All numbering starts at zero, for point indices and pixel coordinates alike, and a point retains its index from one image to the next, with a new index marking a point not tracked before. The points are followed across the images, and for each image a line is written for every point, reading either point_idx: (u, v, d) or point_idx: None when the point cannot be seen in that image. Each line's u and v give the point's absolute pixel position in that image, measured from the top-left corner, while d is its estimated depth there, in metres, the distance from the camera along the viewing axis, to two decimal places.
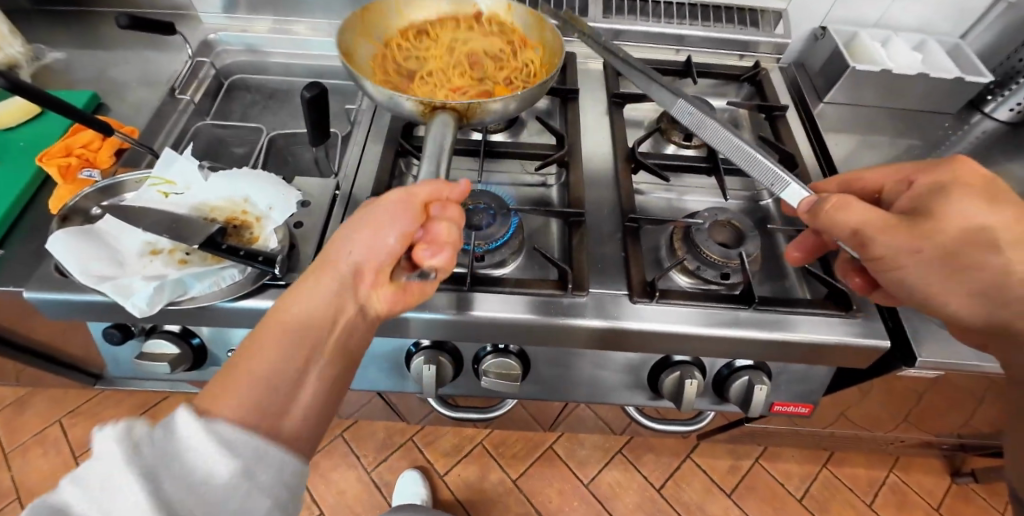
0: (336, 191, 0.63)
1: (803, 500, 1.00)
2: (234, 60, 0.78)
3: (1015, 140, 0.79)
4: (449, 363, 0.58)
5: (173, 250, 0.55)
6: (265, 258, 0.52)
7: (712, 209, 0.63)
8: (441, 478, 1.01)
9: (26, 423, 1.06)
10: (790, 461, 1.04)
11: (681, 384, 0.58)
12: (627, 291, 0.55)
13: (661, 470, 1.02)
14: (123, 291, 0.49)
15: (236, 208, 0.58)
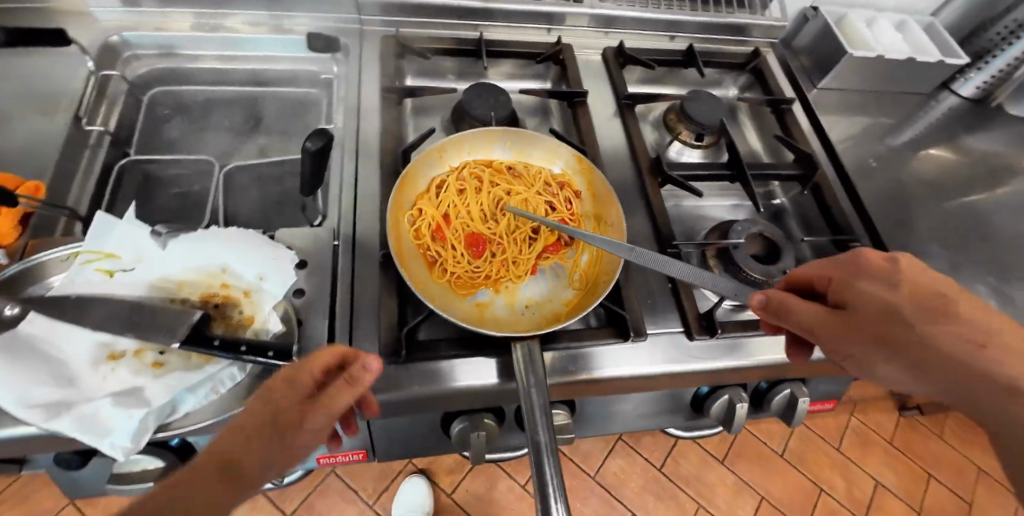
0: (336, 242, 0.52)
1: (784, 454, 1.08)
2: (160, 68, 0.64)
3: (977, 115, 0.83)
4: (494, 424, 0.54)
5: (141, 350, 0.43)
6: (276, 352, 0.43)
7: (744, 220, 0.60)
8: (448, 497, 0.95)
9: None
10: (771, 421, 1.11)
11: (731, 408, 0.58)
12: (684, 329, 0.53)
13: (660, 449, 1.06)
14: (92, 429, 0.38)
15: (214, 281, 0.47)
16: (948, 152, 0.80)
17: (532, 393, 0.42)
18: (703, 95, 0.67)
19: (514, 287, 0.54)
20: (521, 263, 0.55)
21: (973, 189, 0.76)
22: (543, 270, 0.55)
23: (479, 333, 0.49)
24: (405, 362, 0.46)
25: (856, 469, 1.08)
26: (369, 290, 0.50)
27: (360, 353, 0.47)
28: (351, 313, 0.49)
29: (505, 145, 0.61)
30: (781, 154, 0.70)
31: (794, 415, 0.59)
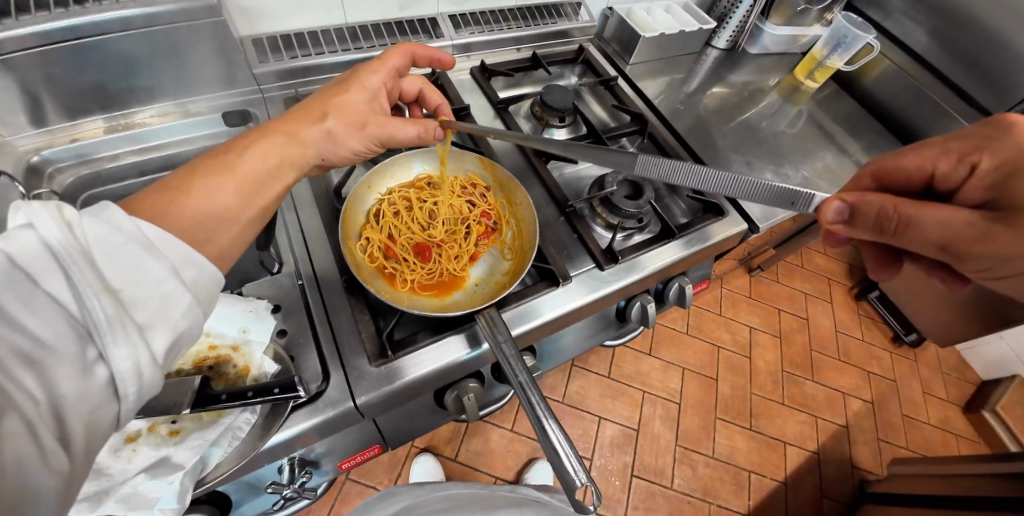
0: (299, 281, 0.68)
1: (687, 330, 1.41)
2: (93, 172, 0.69)
3: (732, 55, 1.17)
4: (477, 388, 0.75)
5: (157, 425, 0.54)
6: (280, 387, 0.55)
7: (612, 173, 0.83)
8: (454, 459, 1.14)
9: None
10: (673, 311, 1.43)
11: (644, 309, 0.84)
12: (595, 263, 0.75)
13: (604, 360, 1.31)
14: (141, 503, 0.51)
15: (202, 345, 0.57)
16: (722, 83, 1.12)
17: (503, 347, 0.62)
18: (555, 88, 0.88)
19: (465, 275, 0.74)
20: (463, 255, 0.75)
21: (742, 107, 1.09)
22: (481, 253, 0.76)
23: (442, 320, 0.68)
24: (392, 360, 0.63)
25: (735, 324, 1.44)
26: (345, 318, 0.66)
27: (354, 368, 0.63)
28: (334, 339, 0.64)
29: (420, 164, 0.78)
30: (619, 116, 0.94)
31: (685, 300, 0.85)
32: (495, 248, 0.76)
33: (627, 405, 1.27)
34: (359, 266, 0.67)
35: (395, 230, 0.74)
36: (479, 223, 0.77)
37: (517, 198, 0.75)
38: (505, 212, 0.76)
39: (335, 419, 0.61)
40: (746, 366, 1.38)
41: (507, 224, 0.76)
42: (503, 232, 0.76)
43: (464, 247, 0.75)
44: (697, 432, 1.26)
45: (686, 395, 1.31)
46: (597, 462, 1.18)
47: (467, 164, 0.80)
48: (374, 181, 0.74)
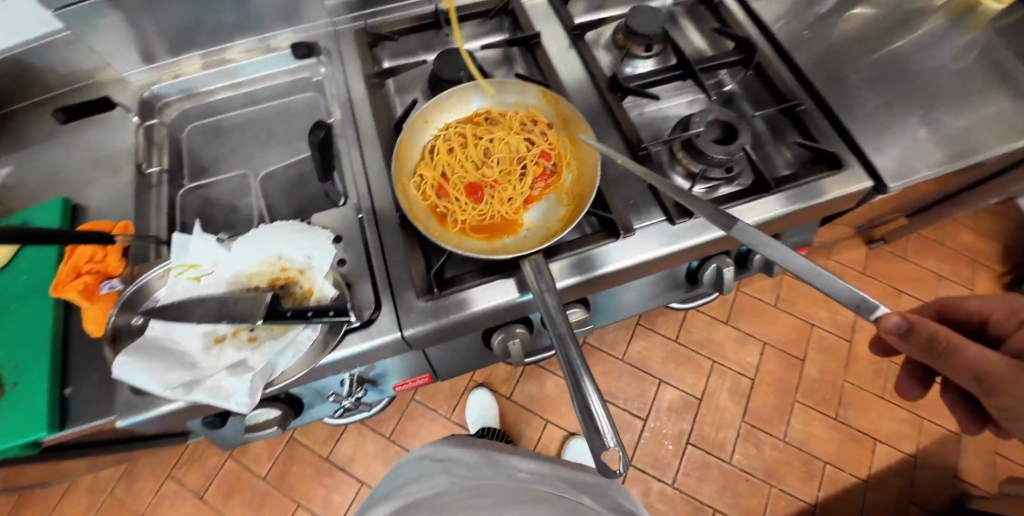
0: (359, 216, 0.66)
1: (778, 303, 1.27)
2: (196, 104, 0.75)
3: None
4: (526, 332, 0.68)
5: (238, 331, 0.58)
6: (336, 310, 0.57)
7: (701, 111, 0.71)
8: (507, 397, 1.17)
9: (142, 489, 1.15)
10: (763, 279, 1.29)
11: (720, 273, 0.74)
12: (666, 216, 0.65)
13: (673, 323, 1.25)
14: (221, 393, 0.54)
15: (274, 267, 0.61)
16: (864, 6, 0.90)
17: (546, 296, 0.54)
18: (642, 10, 0.77)
19: (517, 222, 0.66)
20: (516, 199, 0.67)
21: (889, 37, 0.86)
22: (537, 197, 0.67)
23: (491, 263, 0.62)
24: (438, 298, 0.59)
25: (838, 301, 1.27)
26: (395, 249, 0.63)
27: (403, 302, 0.60)
28: (386, 271, 0.62)
29: (478, 98, 0.70)
30: (721, 43, 0.81)
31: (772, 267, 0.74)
32: (555, 194, 0.67)
33: (693, 372, 1.20)
34: (409, 201, 0.62)
35: (446, 167, 0.67)
36: (536, 165, 0.68)
37: (581, 138, 0.65)
38: (567, 152, 0.66)
39: (382, 349, 0.60)
40: (842, 350, 1.22)
41: (569, 168, 0.66)
42: (563, 175, 0.66)
43: (520, 190, 0.67)
44: (768, 411, 1.17)
45: (763, 371, 1.21)
46: (651, 424, 1.16)
47: (529, 98, 0.70)
48: (429, 113, 0.69)
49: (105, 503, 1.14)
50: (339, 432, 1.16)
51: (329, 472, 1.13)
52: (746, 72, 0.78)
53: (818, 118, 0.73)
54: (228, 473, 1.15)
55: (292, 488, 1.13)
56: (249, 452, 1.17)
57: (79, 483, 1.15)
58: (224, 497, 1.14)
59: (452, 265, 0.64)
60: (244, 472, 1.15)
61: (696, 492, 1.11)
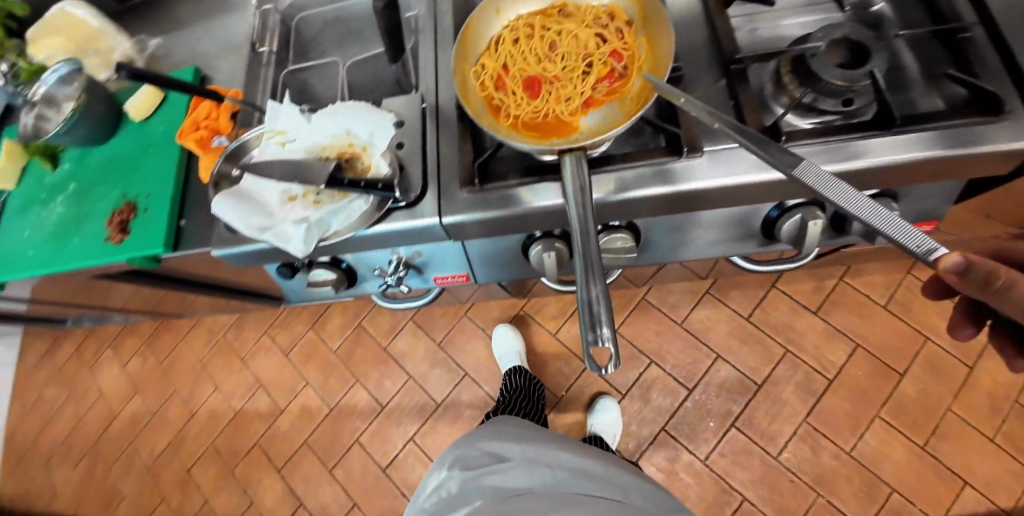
0: (423, 105, 0.69)
1: (888, 305, 1.09)
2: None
3: None
4: (564, 247, 0.68)
5: (306, 193, 0.66)
6: (384, 184, 0.61)
7: (824, 27, 0.57)
8: (554, 334, 1.18)
9: (247, 335, 1.39)
10: (875, 274, 1.11)
11: (804, 226, 0.65)
12: (747, 142, 0.56)
13: (748, 301, 1.14)
14: (282, 237, 0.62)
15: (344, 142, 0.66)
16: None
17: (582, 192, 0.50)
18: None
19: (571, 124, 0.58)
20: (575, 98, 0.59)
21: None
22: (598, 100, 0.59)
23: (539, 165, 0.62)
24: (480, 190, 0.61)
25: None
26: (448, 142, 0.66)
27: (446, 191, 0.63)
28: (437, 161, 0.65)
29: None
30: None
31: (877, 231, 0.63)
32: (620, 98, 0.58)
33: (758, 356, 1.10)
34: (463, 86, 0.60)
35: (507, 57, 0.63)
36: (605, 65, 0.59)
37: (661, 42, 0.58)
38: (641, 55, 0.59)
39: (421, 231, 0.64)
40: (957, 375, 1.02)
41: (640, 71, 0.58)
42: (632, 79, 0.58)
43: (579, 90, 0.59)
44: (839, 418, 1.04)
45: (845, 375, 1.07)
46: (696, 395, 1.10)
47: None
48: (505, 6, 0.67)
49: (221, 341, 1.40)
50: (399, 328, 1.28)
51: (385, 360, 1.26)
52: None
53: (993, 48, 0.55)
54: (308, 341, 1.34)
55: (354, 365, 1.28)
56: (326, 328, 1.34)
57: (205, 320, 1.43)
58: (302, 359, 1.33)
59: (501, 161, 0.64)
60: (321, 344, 1.32)
61: (728, 475, 1.04)
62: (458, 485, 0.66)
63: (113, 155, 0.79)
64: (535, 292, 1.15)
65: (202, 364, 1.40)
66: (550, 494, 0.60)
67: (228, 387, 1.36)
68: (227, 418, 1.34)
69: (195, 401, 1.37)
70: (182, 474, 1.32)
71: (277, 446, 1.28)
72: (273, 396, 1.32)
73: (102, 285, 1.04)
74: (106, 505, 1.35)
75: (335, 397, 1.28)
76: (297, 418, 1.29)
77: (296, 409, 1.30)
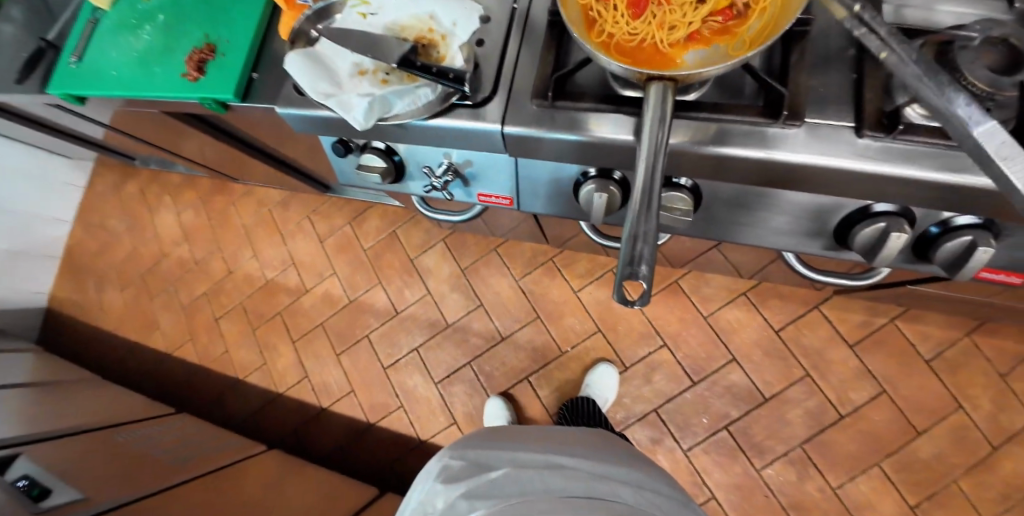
0: (514, 6, 0.68)
1: (932, 362, 1.02)
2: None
3: None
4: (617, 193, 0.66)
5: (376, 71, 0.66)
6: (454, 76, 0.60)
7: (987, 21, 0.49)
8: (576, 293, 1.17)
9: (290, 214, 1.44)
10: (932, 326, 1.03)
11: (885, 236, 0.58)
12: (855, 125, 0.51)
13: (784, 315, 1.09)
14: (345, 107, 0.62)
15: (424, 26, 0.65)
16: None
17: (660, 124, 0.48)
18: None
19: (671, 58, 0.53)
20: (679, 28, 0.54)
21: None
22: (705, 38, 0.54)
23: (618, 96, 0.58)
24: (549, 106, 0.59)
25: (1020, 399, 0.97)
26: (530, 55, 0.64)
27: (516, 101, 0.61)
28: (515, 69, 0.63)
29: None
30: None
31: (967, 264, 0.57)
32: (731, 40, 0.54)
33: (775, 371, 1.06)
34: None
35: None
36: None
37: None
38: None
39: (476, 136, 0.64)
40: (981, 450, 0.96)
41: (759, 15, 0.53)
42: (749, 21, 0.53)
43: (688, 19, 0.53)
44: (838, 454, 1.01)
45: (860, 415, 1.02)
46: (699, 390, 1.08)
47: None
48: None
49: (266, 213, 1.47)
50: (430, 245, 1.29)
51: (410, 271, 1.29)
52: None
53: None
54: (344, 235, 1.38)
55: (381, 268, 1.32)
56: (363, 227, 1.37)
57: (256, 190, 1.49)
58: (335, 249, 1.38)
59: (578, 82, 0.62)
60: (354, 240, 1.36)
61: (706, 473, 1.04)
62: (446, 503, 0.61)
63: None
64: (571, 244, 1.13)
65: (246, 230, 1.47)
66: (547, 506, 0.58)
67: (265, 256, 1.43)
68: (258, 283, 1.42)
69: (233, 261, 1.46)
70: (209, 323, 1.43)
71: (295, 321, 1.35)
72: (301, 276, 1.38)
73: (173, 127, 1.09)
74: (142, 329, 1.49)
75: (356, 292, 1.33)
76: (319, 301, 1.35)
77: (319, 292, 1.36)
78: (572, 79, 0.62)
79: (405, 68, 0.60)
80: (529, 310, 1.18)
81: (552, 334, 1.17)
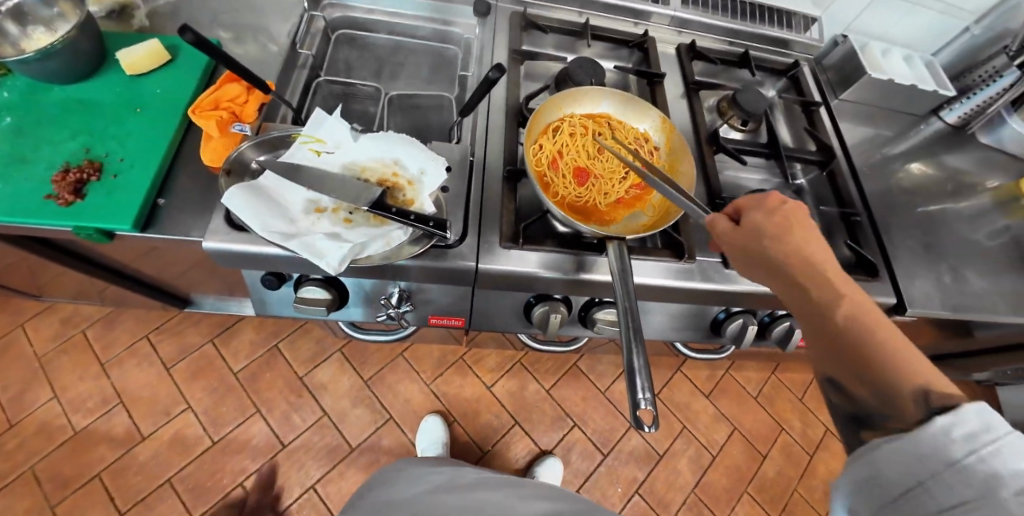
0: (471, 157, 0.69)
1: (758, 398, 1.31)
2: (343, 14, 0.79)
3: (954, 139, 1.02)
4: (566, 312, 0.70)
5: (338, 209, 0.61)
6: (435, 223, 0.59)
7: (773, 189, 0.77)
8: (488, 388, 1.20)
9: (118, 337, 1.10)
10: (751, 370, 1.34)
11: (744, 328, 0.77)
12: (721, 259, 0.70)
13: (659, 379, 1.29)
14: (317, 253, 0.55)
15: (388, 170, 0.64)
16: (916, 162, 0.99)
17: (620, 276, 0.55)
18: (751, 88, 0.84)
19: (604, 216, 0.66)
20: (611, 196, 0.68)
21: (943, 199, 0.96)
22: (628, 202, 0.68)
23: (573, 240, 0.66)
24: (520, 247, 0.63)
25: (813, 417, 1.31)
26: (490, 196, 0.68)
27: (486, 242, 0.64)
28: (480, 209, 0.66)
29: (607, 103, 0.73)
30: (805, 143, 0.88)
31: (789, 342, 0.79)
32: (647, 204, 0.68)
33: (662, 429, 1.24)
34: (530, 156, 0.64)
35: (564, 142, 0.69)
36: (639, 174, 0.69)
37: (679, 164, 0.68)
38: (663, 175, 0.69)
39: (448, 272, 0.63)
40: (801, 461, 1.26)
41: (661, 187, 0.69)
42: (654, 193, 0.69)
43: (616, 190, 0.68)
44: (718, 491, 1.20)
45: (725, 453, 1.24)
46: (609, 461, 1.19)
47: (643, 121, 0.73)
48: (566, 99, 0.71)
49: (76, 337, 1.09)
50: (323, 359, 1.16)
51: (297, 391, 1.12)
52: (817, 173, 0.84)
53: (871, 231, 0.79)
54: (202, 357, 1.11)
55: (259, 392, 1.10)
56: (231, 345, 1.14)
57: (59, 307, 1.11)
58: (188, 377, 1.09)
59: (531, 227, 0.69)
60: (218, 362, 1.11)
61: None
62: None
63: (82, 100, 0.65)
64: (480, 342, 1.17)
65: (40, 362, 1.06)
66: None
67: (74, 397, 1.04)
68: (63, 437, 1.01)
69: (18, 409, 1.02)
70: None
71: (126, 484, 0.99)
72: (135, 418, 1.04)
73: None
74: None
75: (223, 429, 1.06)
76: (167, 448, 1.03)
77: (166, 436, 1.04)
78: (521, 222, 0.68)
79: (379, 211, 0.58)
80: (442, 412, 1.15)
81: (468, 434, 1.16)
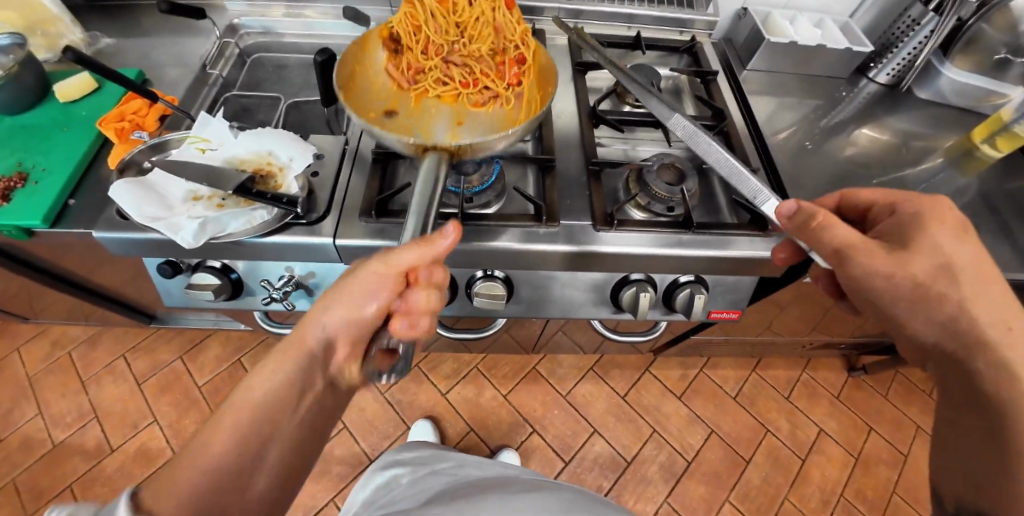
0: (345, 146, 0.78)
1: (737, 398, 1.22)
2: (255, 40, 0.92)
3: (890, 98, 0.97)
4: None
5: (213, 197, 0.69)
6: (288, 200, 0.66)
7: (661, 155, 0.78)
8: (444, 394, 1.20)
9: (99, 356, 1.21)
10: (728, 368, 1.26)
11: (637, 297, 0.77)
12: (592, 222, 0.72)
13: (625, 381, 1.24)
14: (174, 229, 0.64)
15: (263, 160, 0.73)
16: (863, 127, 0.92)
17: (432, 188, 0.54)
18: (642, 67, 0.86)
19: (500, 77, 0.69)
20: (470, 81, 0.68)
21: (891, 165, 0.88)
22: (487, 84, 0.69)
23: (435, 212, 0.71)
24: (375, 221, 0.69)
25: (803, 416, 1.21)
26: (358, 181, 0.74)
27: (347, 219, 0.70)
28: (345, 193, 0.73)
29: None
30: (705, 112, 0.87)
31: (691, 310, 0.78)
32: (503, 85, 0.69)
33: (629, 433, 1.17)
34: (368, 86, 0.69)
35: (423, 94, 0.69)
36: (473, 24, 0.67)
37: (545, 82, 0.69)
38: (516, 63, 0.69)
39: (315, 247, 0.70)
40: (793, 466, 1.14)
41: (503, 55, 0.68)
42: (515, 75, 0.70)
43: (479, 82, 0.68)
44: (696, 501, 1.10)
45: (702, 458, 1.15)
46: (571, 469, 1.12)
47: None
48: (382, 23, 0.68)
49: (63, 357, 1.21)
50: None
51: None
52: (717, 139, 0.82)
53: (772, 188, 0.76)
54: (171, 372, 1.20)
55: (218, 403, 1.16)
56: (198, 360, 1.22)
57: (52, 330, 1.24)
58: (157, 391, 1.17)
59: (400, 202, 0.73)
60: (185, 376, 1.19)
61: None
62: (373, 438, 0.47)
63: (23, 127, 0.77)
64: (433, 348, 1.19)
65: (30, 382, 1.17)
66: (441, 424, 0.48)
67: (55, 412, 1.14)
68: (41, 451, 1.09)
69: (6, 424, 1.12)
70: None
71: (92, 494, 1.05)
72: (105, 430, 1.11)
73: None
74: None
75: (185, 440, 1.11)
76: (131, 459, 1.09)
77: (131, 448, 1.10)
78: (395, 200, 0.73)
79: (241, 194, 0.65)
80: (398, 422, 1.15)
81: None
